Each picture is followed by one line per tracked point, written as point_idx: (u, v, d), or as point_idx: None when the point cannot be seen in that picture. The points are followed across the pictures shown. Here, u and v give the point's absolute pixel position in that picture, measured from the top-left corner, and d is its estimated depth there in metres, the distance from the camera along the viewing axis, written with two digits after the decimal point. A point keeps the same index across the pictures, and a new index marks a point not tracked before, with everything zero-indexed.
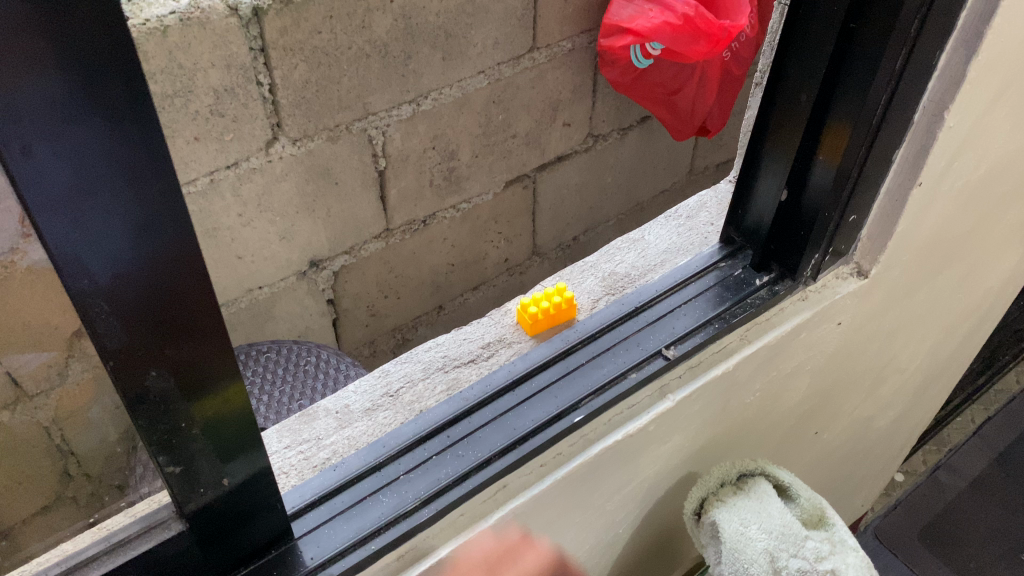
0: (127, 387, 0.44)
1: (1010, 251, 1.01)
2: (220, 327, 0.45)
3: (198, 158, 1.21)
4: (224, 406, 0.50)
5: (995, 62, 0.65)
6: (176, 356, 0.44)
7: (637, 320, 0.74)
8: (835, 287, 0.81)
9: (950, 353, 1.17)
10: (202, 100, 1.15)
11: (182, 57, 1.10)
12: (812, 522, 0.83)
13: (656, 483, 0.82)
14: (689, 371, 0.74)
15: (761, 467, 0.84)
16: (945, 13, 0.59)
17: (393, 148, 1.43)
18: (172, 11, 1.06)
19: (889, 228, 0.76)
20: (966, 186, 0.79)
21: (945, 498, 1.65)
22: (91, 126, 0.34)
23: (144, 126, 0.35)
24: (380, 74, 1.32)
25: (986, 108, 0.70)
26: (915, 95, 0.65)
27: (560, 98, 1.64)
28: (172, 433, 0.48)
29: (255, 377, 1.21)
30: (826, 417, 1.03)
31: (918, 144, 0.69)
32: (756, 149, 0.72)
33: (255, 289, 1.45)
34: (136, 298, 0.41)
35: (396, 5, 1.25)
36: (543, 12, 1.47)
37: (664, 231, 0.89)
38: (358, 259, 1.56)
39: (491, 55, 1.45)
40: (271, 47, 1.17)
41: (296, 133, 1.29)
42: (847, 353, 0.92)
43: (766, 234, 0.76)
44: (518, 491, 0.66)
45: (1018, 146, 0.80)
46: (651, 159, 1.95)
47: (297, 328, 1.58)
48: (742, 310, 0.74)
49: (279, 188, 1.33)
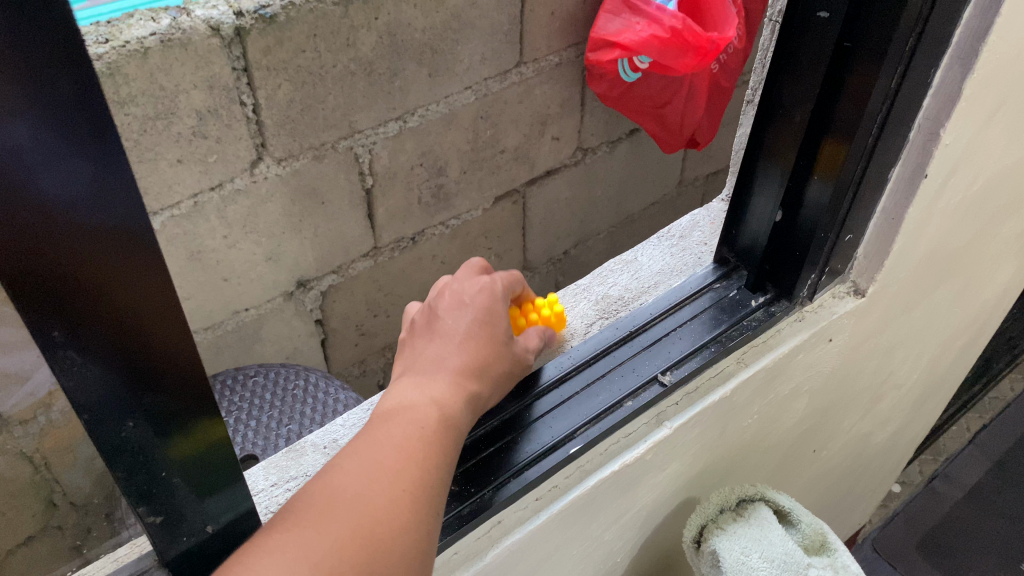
0: (103, 438, 0.42)
1: (1007, 264, 1.00)
2: (199, 370, 0.43)
3: (182, 181, 1.19)
4: (205, 449, 0.48)
5: (990, 79, 0.64)
6: (154, 403, 0.42)
7: (632, 345, 0.73)
8: (832, 306, 0.80)
9: (947, 366, 1.16)
10: (185, 121, 1.13)
11: (163, 79, 1.08)
12: (813, 548, 0.82)
13: (653, 510, 0.80)
14: (685, 398, 0.72)
15: (760, 492, 0.82)
16: (940, 30, 0.58)
17: (380, 165, 1.41)
18: (153, 33, 1.04)
19: (885, 247, 0.75)
20: (961, 202, 0.78)
21: (943, 509, 1.63)
22: (61, 173, 0.32)
23: (116, 174, 0.33)
24: (366, 92, 1.30)
25: (981, 125, 0.69)
26: (911, 114, 0.64)
27: (549, 113, 1.63)
28: (152, 482, 0.46)
29: (241, 404, 1.18)
30: (825, 436, 1.02)
31: (913, 162, 0.68)
32: (750, 168, 0.70)
33: (242, 310, 1.43)
34: (112, 351, 0.38)
35: (381, 22, 1.23)
36: (529, 26, 1.46)
37: (657, 252, 0.87)
38: (346, 278, 1.54)
39: (479, 70, 1.44)
40: (254, 67, 1.15)
41: (281, 153, 1.27)
42: (845, 371, 0.91)
43: (761, 255, 0.74)
44: (513, 527, 0.63)
45: (1013, 161, 0.79)
46: (641, 172, 1.94)
47: (285, 349, 1.55)
48: (738, 333, 0.73)
49: (264, 209, 1.32)
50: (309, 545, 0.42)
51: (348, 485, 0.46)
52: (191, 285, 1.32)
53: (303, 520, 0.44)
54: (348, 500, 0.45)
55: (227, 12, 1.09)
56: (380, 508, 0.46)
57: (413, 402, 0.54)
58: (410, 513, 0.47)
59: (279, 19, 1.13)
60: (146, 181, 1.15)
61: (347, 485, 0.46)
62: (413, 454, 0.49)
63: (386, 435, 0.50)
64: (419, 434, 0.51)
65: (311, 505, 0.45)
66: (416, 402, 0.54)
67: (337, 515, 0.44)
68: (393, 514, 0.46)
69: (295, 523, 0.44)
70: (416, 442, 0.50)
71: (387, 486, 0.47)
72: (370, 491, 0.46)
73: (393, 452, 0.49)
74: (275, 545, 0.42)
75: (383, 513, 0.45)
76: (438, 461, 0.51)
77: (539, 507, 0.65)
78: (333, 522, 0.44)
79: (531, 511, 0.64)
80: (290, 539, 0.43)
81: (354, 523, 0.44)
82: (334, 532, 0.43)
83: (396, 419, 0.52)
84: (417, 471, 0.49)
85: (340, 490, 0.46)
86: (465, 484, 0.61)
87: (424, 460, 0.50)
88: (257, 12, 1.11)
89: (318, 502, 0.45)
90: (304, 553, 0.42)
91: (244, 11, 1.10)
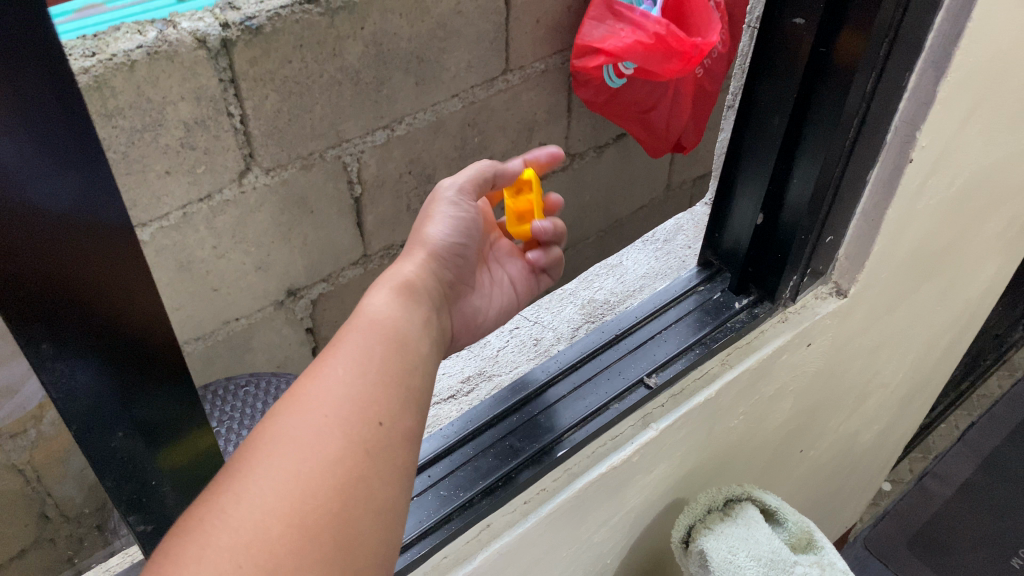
0: (93, 449, 0.43)
1: (988, 263, 1.01)
2: (186, 378, 0.44)
3: (170, 192, 1.19)
4: (194, 457, 0.48)
5: (964, 82, 0.65)
6: (143, 412, 0.43)
7: (618, 348, 0.74)
8: (815, 307, 0.80)
9: (933, 364, 1.17)
10: (173, 133, 1.14)
11: (150, 92, 1.08)
12: (800, 546, 0.83)
13: (642, 512, 0.81)
14: (671, 400, 0.73)
15: (748, 491, 0.83)
16: (912, 36, 0.59)
17: (368, 174, 1.42)
18: (139, 46, 1.05)
19: (865, 248, 0.76)
20: (940, 203, 0.79)
21: (934, 506, 1.64)
22: (49, 187, 0.32)
23: (101, 184, 0.34)
24: (353, 102, 1.31)
25: (957, 127, 0.70)
26: (887, 117, 0.65)
27: (536, 119, 1.64)
28: (141, 492, 0.47)
29: (232, 413, 1.15)
30: (812, 435, 1.03)
31: (891, 165, 0.69)
32: (732, 170, 0.71)
33: (233, 320, 1.43)
34: (100, 361, 0.39)
35: (366, 31, 1.24)
36: (515, 34, 1.47)
37: (642, 256, 0.90)
38: (336, 287, 1.55)
39: (465, 78, 1.45)
40: (241, 78, 1.16)
41: (269, 163, 1.27)
42: (830, 370, 0.92)
43: (744, 257, 0.75)
44: (502, 529, 0.64)
45: (991, 162, 0.80)
46: (629, 177, 1.95)
47: (277, 359, 1.55)
48: (723, 335, 0.74)
49: (253, 218, 1.32)
50: (243, 532, 0.39)
51: (288, 451, 0.43)
52: (181, 296, 1.32)
53: (238, 496, 0.41)
54: (287, 470, 0.42)
55: (213, 24, 1.10)
56: (321, 480, 0.43)
57: (362, 344, 0.51)
58: (356, 483, 0.44)
59: (265, 30, 1.14)
60: (134, 193, 1.16)
61: (288, 453, 0.43)
62: (362, 411, 0.47)
63: (332, 388, 0.47)
64: (368, 388, 0.48)
65: (248, 473, 0.42)
66: (366, 324, 0.54)
67: (274, 491, 0.41)
68: (336, 486, 0.43)
69: (229, 502, 0.41)
70: (363, 398, 0.47)
71: (331, 451, 0.44)
72: (312, 460, 0.43)
73: (336, 410, 0.46)
74: (216, 515, 0.40)
75: (325, 487, 0.43)
76: (391, 417, 0.48)
77: (527, 510, 0.65)
78: (269, 500, 0.41)
79: (519, 514, 0.65)
80: (221, 524, 0.39)
81: (290, 502, 0.41)
82: (269, 512, 0.40)
83: (344, 364, 0.49)
84: (368, 431, 0.46)
85: (279, 457, 0.43)
86: (455, 489, 0.62)
87: (377, 419, 0.47)
88: (243, 23, 1.11)
89: (255, 472, 0.42)
90: (235, 541, 0.39)
91: (230, 23, 1.11)
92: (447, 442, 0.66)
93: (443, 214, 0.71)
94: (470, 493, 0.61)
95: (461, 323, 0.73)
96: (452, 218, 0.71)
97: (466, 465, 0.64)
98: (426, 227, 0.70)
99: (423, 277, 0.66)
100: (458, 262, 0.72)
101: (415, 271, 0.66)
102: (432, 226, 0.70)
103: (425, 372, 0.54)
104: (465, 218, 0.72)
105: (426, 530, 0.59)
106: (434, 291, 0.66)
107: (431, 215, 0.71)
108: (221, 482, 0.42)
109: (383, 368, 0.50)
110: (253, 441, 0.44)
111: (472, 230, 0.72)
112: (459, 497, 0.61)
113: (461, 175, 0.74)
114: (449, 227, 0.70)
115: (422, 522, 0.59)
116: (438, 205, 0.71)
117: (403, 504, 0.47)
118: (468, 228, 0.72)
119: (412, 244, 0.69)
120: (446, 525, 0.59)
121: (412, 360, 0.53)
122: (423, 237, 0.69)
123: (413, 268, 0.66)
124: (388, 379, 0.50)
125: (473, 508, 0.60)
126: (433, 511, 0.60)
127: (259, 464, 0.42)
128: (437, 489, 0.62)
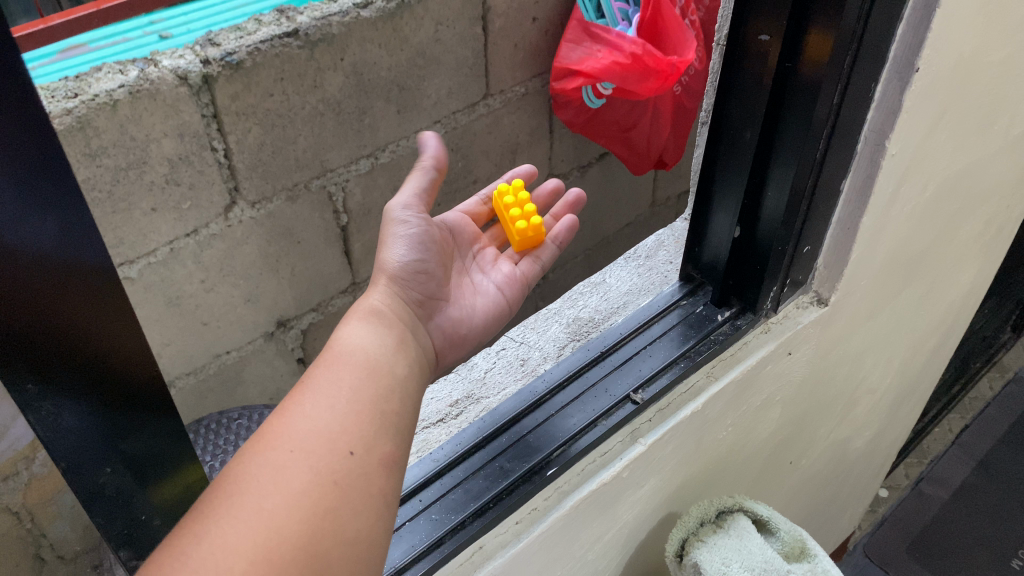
0: (82, 485, 0.43)
1: (967, 265, 1.03)
2: (171, 412, 0.45)
3: (156, 229, 1.20)
4: (181, 487, 0.48)
5: (930, 90, 0.66)
6: (131, 448, 0.43)
7: (604, 364, 0.75)
8: (797, 316, 0.82)
9: (921, 368, 1.18)
10: (157, 170, 1.14)
11: (134, 130, 1.09)
12: (794, 554, 0.84)
13: (635, 529, 0.82)
14: (658, 414, 0.74)
15: (738, 502, 0.84)
16: (875, 46, 0.60)
17: (354, 203, 1.43)
18: (121, 85, 1.06)
19: (843, 256, 0.78)
20: (915, 208, 0.80)
21: (932, 509, 1.65)
22: (28, 230, 0.33)
23: (79, 220, 0.35)
24: (336, 132, 1.32)
25: (925, 135, 0.72)
26: (856, 127, 0.66)
27: (518, 141, 1.66)
28: (132, 526, 0.47)
29: (226, 447, 1.14)
30: (802, 445, 1.04)
31: (863, 174, 0.71)
32: (707, 186, 0.73)
33: (223, 354, 1.43)
34: (87, 399, 0.39)
35: (347, 62, 1.26)
36: (493, 59, 1.49)
37: (624, 273, 0.92)
38: (325, 316, 1.55)
39: (446, 104, 1.47)
40: (223, 113, 1.17)
41: (254, 196, 1.28)
42: (816, 379, 0.93)
43: (724, 270, 0.76)
44: (495, 551, 0.64)
45: (963, 166, 0.82)
46: (614, 195, 1.97)
47: (269, 391, 1.56)
48: (707, 347, 0.75)
49: (240, 252, 1.33)
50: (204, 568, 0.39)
51: (254, 491, 0.43)
52: (171, 332, 1.32)
53: (200, 536, 0.41)
54: (253, 508, 0.43)
55: (194, 61, 1.11)
56: (288, 516, 0.43)
57: (333, 375, 0.52)
58: (325, 516, 0.44)
59: (246, 65, 1.15)
60: (121, 231, 1.16)
61: (252, 490, 0.43)
62: (332, 442, 0.47)
63: (301, 422, 0.48)
64: (337, 420, 0.49)
65: (215, 513, 0.42)
66: (345, 359, 0.55)
67: (238, 529, 0.41)
68: (304, 520, 0.43)
69: (194, 543, 0.40)
70: (333, 431, 0.48)
71: (298, 485, 0.44)
72: (279, 497, 0.43)
73: (302, 442, 0.46)
74: (184, 551, 0.40)
75: (292, 522, 0.43)
76: (363, 446, 0.49)
77: (520, 530, 0.65)
78: (232, 538, 0.41)
79: (512, 534, 0.65)
80: (183, 563, 0.39)
81: (255, 538, 0.41)
82: (232, 551, 0.40)
83: (314, 397, 0.50)
84: (339, 462, 0.47)
85: (245, 495, 0.43)
86: (447, 511, 0.62)
87: (348, 448, 0.48)
88: (223, 59, 1.13)
89: (220, 511, 0.42)
90: None
91: (210, 59, 1.12)
92: (438, 465, 0.66)
93: (399, 236, 0.73)
94: (462, 514, 0.62)
95: (441, 339, 0.74)
96: (406, 236, 0.73)
97: (457, 487, 0.64)
98: (386, 254, 0.73)
99: (390, 302, 0.67)
100: (423, 280, 0.74)
101: (382, 297, 0.67)
102: (390, 251, 0.73)
103: (402, 398, 0.55)
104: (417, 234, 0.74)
105: (419, 554, 0.59)
106: (401, 311, 0.68)
107: (386, 247, 0.73)
108: (187, 519, 0.42)
109: (355, 398, 0.51)
110: (219, 479, 0.45)
111: (427, 244, 0.75)
112: (452, 518, 0.61)
113: (404, 189, 0.75)
114: (405, 247, 0.73)
115: (414, 547, 0.60)
116: (392, 229, 0.73)
117: (379, 535, 0.47)
118: (418, 242, 0.74)
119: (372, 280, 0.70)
120: (439, 547, 0.60)
121: (389, 388, 0.54)
122: (382, 263, 0.72)
123: (380, 297, 0.67)
124: (361, 410, 0.50)
125: (466, 530, 0.61)
126: (426, 535, 0.60)
127: (224, 502, 0.43)
128: (429, 513, 0.62)
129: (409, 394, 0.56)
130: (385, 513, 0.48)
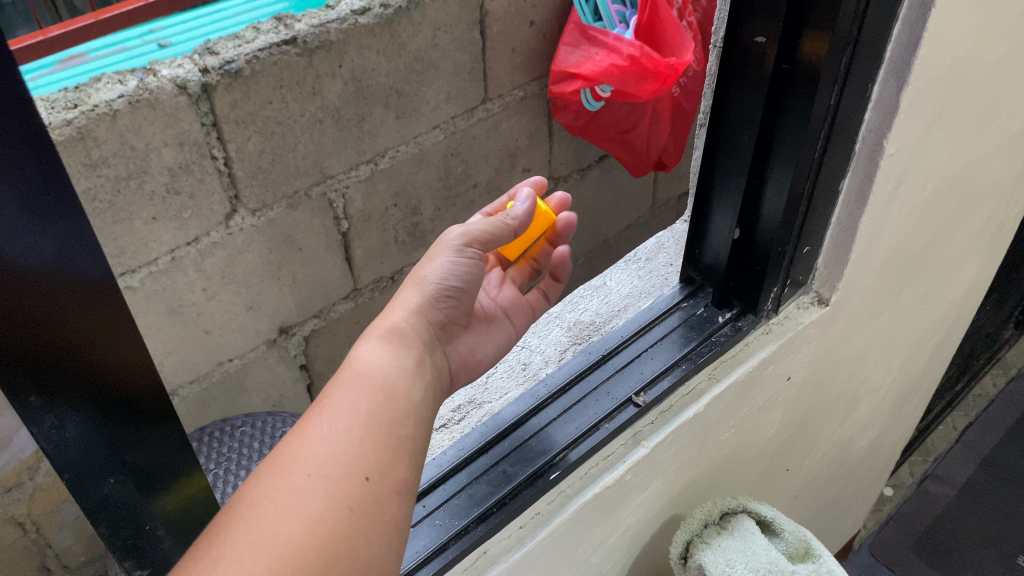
0: (86, 495, 0.43)
1: (968, 265, 1.03)
2: (176, 425, 0.45)
3: (157, 238, 1.20)
4: (185, 497, 0.49)
5: (926, 89, 0.66)
6: (136, 460, 0.43)
7: (606, 368, 0.75)
8: (797, 317, 0.82)
9: (923, 367, 1.18)
10: (157, 179, 1.15)
11: (134, 139, 1.09)
12: (798, 555, 0.85)
13: (639, 531, 0.82)
14: (660, 417, 0.74)
15: (742, 504, 0.84)
16: (871, 45, 0.60)
17: (354, 209, 1.44)
18: (121, 95, 1.06)
19: (843, 255, 0.78)
20: (914, 207, 0.80)
21: (937, 507, 1.64)
22: (29, 242, 0.33)
23: (80, 233, 0.35)
24: (335, 138, 1.33)
25: (923, 135, 0.72)
26: (853, 127, 0.66)
27: (517, 145, 1.67)
28: (136, 537, 0.47)
29: (229, 456, 1.14)
30: (805, 446, 1.04)
31: (861, 174, 0.71)
32: (705, 187, 0.73)
33: (226, 361, 1.43)
34: (90, 410, 0.39)
35: (345, 69, 1.26)
36: (491, 63, 1.50)
37: (625, 276, 0.92)
38: (327, 322, 1.55)
39: (445, 110, 1.47)
40: (223, 121, 1.17)
41: (254, 203, 1.28)
42: (818, 380, 0.93)
43: (724, 271, 0.77)
44: (499, 556, 0.64)
45: (961, 164, 0.82)
46: (614, 198, 1.97)
47: (272, 398, 1.55)
48: (708, 349, 0.75)
49: (242, 259, 1.33)
50: None
51: (269, 516, 0.43)
52: (174, 340, 1.32)
53: (216, 559, 0.41)
54: (268, 533, 0.43)
55: (192, 71, 1.11)
56: (302, 541, 0.43)
57: (349, 396, 0.53)
58: (340, 542, 0.44)
59: (245, 73, 1.15)
60: (121, 240, 1.16)
61: (268, 515, 0.43)
62: (347, 466, 0.48)
63: (317, 443, 0.48)
64: (352, 442, 0.49)
65: (230, 537, 0.42)
66: (359, 379, 0.55)
67: (253, 555, 0.41)
68: (318, 545, 0.43)
69: (209, 565, 0.40)
70: (348, 455, 0.48)
71: (314, 510, 0.44)
72: (293, 520, 0.43)
73: (319, 467, 0.47)
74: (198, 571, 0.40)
75: (306, 548, 0.43)
76: (378, 470, 0.49)
77: (523, 536, 0.65)
78: (248, 563, 0.41)
79: (516, 540, 0.65)
80: None
81: (270, 563, 0.41)
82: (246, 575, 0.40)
83: (331, 419, 0.50)
84: (354, 487, 0.47)
85: (260, 519, 0.43)
86: (451, 517, 0.62)
87: (363, 474, 0.48)
88: (222, 67, 1.13)
89: (236, 536, 0.42)
90: None
91: (209, 68, 1.12)
92: (443, 471, 0.67)
93: (443, 258, 0.71)
94: (466, 520, 0.62)
95: (458, 362, 0.73)
96: (457, 263, 0.71)
97: (463, 492, 0.65)
98: (423, 267, 0.71)
99: (413, 321, 0.67)
100: (453, 305, 0.72)
101: (406, 316, 0.67)
102: (430, 267, 0.70)
103: (415, 422, 0.55)
104: (467, 265, 0.71)
105: (424, 558, 0.59)
106: (425, 332, 0.67)
107: (430, 257, 0.71)
108: (200, 543, 0.42)
109: (370, 422, 0.51)
110: (234, 501, 0.45)
111: (474, 277, 0.73)
112: (456, 523, 0.62)
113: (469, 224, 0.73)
114: (449, 271, 0.70)
115: (418, 552, 0.60)
116: (441, 249, 0.71)
117: (388, 559, 0.47)
118: (468, 273, 0.72)
119: (407, 284, 0.70)
120: (441, 553, 0.60)
121: (403, 410, 0.54)
122: (422, 279, 0.70)
123: (409, 316, 0.67)
124: (375, 432, 0.51)
125: (468, 535, 0.61)
126: (431, 540, 0.60)
127: (240, 526, 0.43)
128: (433, 519, 0.62)
129: (421, 416, 0.56)
130: (395, 537, 0.48)
